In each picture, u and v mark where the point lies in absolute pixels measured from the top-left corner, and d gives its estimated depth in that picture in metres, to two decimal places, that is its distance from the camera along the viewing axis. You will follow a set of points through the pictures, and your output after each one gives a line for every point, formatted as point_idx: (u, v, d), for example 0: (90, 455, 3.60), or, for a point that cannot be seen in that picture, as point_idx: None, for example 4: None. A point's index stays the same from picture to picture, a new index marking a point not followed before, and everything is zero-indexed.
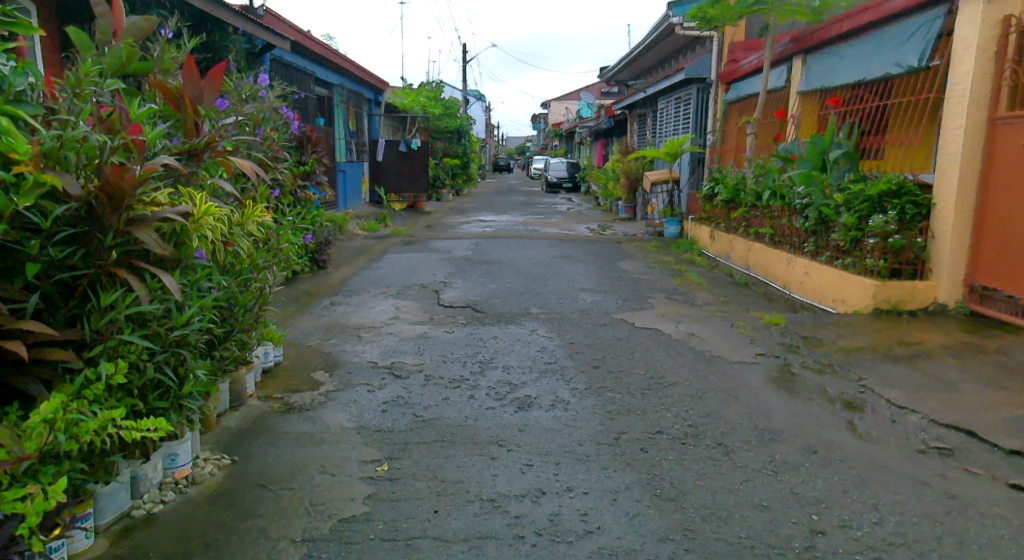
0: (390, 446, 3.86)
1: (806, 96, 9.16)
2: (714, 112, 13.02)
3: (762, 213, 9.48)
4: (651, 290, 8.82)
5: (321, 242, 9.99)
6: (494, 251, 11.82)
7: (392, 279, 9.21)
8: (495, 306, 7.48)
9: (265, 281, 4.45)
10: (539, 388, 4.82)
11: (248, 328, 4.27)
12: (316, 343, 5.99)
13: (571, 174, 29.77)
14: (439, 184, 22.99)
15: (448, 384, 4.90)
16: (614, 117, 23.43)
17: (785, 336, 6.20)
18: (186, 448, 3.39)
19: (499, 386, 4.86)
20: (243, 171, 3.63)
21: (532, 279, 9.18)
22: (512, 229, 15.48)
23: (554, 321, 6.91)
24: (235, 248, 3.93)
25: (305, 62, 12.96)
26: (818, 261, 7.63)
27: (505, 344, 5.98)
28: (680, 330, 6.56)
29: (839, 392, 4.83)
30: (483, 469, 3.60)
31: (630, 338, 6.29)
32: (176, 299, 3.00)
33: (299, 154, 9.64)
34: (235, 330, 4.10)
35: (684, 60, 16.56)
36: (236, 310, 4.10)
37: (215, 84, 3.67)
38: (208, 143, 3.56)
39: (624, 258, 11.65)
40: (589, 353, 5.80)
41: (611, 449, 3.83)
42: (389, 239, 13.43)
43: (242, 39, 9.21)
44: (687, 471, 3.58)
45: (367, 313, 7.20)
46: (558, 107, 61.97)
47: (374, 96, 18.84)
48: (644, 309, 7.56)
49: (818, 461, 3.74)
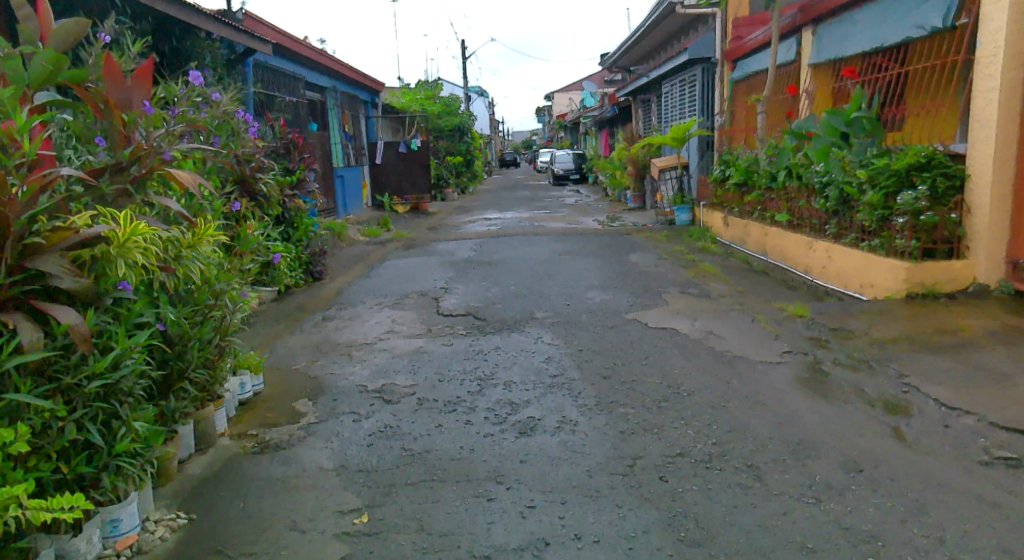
0: (372, 490, 3.38)
1: (819, 67, 8.62)
2: (721, 93, 12.56)
3: (778, 196, 9.05)
4: (663, 284, 8.32)
5: (314, 252, 9.55)
6: (497, 251, 11.37)
7: (389, 287, 8.76)
8: (497, 312, 7.01)
9: (225, 311, 3.94)
10: (543, 408, 4.32)
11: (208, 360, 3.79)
12: (301, 366, 5.53)
13: (578, 165, 29.40)
14: (442, 184, 22.53)
15: (443, 407, 4.41)
16: (617, 104, 22.91)
17: (813, 330, 5.68)
18: (130, 512, 2.93)
19: (498, 407, 4.37)
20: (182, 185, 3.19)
21: (537, 279, 8.67)
22: (517, 226, 15.01)
23: (561, 326, 6.42)
24: (189, 274, 3.47)
25: (292, 66, 12.51)
26: (841, 243, 7.24)
27: (507, 356, 5.51)
28: (696, 328, 6.04)
29: (879, 392, 4.30)
30: (476, 515, 3.11)
31: (642, 341, 5.80)
32: (85, 338, 2.62)
33: (285, 162, 9.32)
34: (190, 369, 3.60)
35: (687, 40, 15.99)
36: (188, 344, 3.58)
37: (143, 85, 3.33)
38: (134, 152, 3.15)
39: (634, 251, 11.15)
40: (598, 361, 5.31)
41: (625, 481, 3.32)
42: (391, 244, 12.98)
43: (218, 44, 8.76)
44: (715, 506, 3.07)
45: (360, 328, 6.76)
46: (562, 98, 61.63)
47: (369, 98, 18.36)
48: (657, 306, 7.05)
49: (865, 481, 3.22)
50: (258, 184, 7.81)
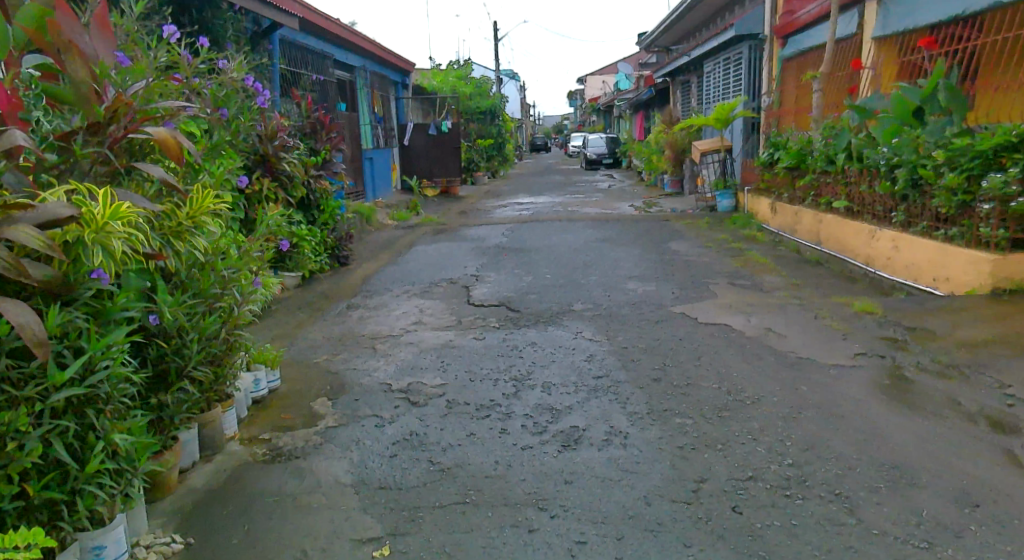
0: (394, 515, 2.91)
1: (884, 41, 8.21)
2: (769, 71, 12.01)
3: (835, 180, 8.64)
4: (710, 275, 7.76)
5: (341, 236, 9.11)
6: (530, 237, 10.87)
7: (418, 274, 8.32)
8: (532, 302, 6.52)
9: (234, 301, 3.44)
10: (587, 416, 3.82)
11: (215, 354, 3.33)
12: (322, 360, 5.09)
13: (611, 150, 28.73)
14: (473, 167, 22.05)
15: (475, 412, 3.93)
16: (655, 86, 22.21)
17: (886, 329, 5.12)
18: (117, 537, 2.51)
19: (538, 413, 3.88)
20: (160, 143, 2.98)
21: (574, 267, 8.17)
22: (551, 211, 14.47)
23: (602, 319, 5.92)
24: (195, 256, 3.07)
25: (320, 43, 12.11)
26: (910, 233, 6.72)
27: (545, 352, 5.03)
28: (752, 325, 5.50)
29: (977, 405, 3.74)
30: (517, 551, 2.63)
31: (694, 339, 5.27)
32: (39, 350, 2.21)
33: (311, 141, 8.90)
34: (189, 366, 3.11)
35: (732, 17, 15.29)
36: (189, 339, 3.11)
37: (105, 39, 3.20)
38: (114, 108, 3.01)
39: (675, 238, 10.58)
40: (646, 361, 4.80)
41: (691, 511, 2.82)
42: (420, 228, 12.55)
43: (241, 17, 8.33)
44: (805, 549, 2.56)
45: (386, 318, 6.32)
46: (595, 82, 60.69)
47: (400, 78, 17.90)
48: (706, 299, 6.51)
49: (984, 521, 2.69)
50: (281, 164, 7.48)
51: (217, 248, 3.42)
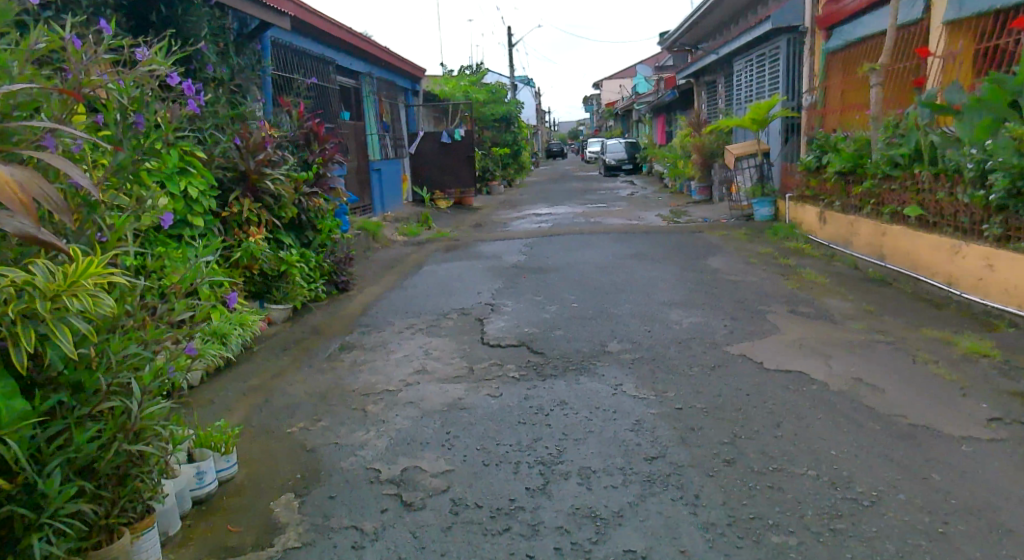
0: None
1: (957, 25, 7.13)
2: (812, 66, 10.95)
3: (902, 185, 7.53)
4: (763, 300, 6.70)
5: (339, 259, 8.10)
6: (551, 254, 9.84)
7: (425, 302, 7.31)
8: (558, 341, 5.47)
9: (129, 401, 2.47)
10: (640, 531, 2.79)
11: (97, 475, 2.43)
12: (299, 429, 4.07)
13: (631, 155, 27.64)
14: (488, 176, 21.03)
15: (489, 522, 2.92)
16: (678, 87, 21.11)
17: (1013, 379, 4.04)
18: None
19: (575, 524, 2.86)
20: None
21: (603, 293, 7.10)
22: (572, 223, 13.41)
23: (644, 365, 4.86)
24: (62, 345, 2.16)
25: (320, 47, 11.15)
26: (1010, 250, 5.59)
27: (578, 417, 3.97)
28: (837, 374, 4.40)
29: None
30: None
31: (765, 394, 4.20)
32: None
33: (304, 153, 7.98)
34: (46, 515, 2.23)
35: (764, 11, 14.20)
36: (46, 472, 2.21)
37: None
38: None
39: (712, 253, 9.49)
40: (711, 429, 3.73)
41: None
42: (431, 245, 11.53)
43: (220, 14, 7.36)
44: None
45: (385, 362, 5.31)
46: (611, 86, 59.65)
47: (410, 85, 16.90)
48: (768, 335, 5.41)
49: None
50: (264, 181, 6.51)
51: (112, 322, 2.50)
